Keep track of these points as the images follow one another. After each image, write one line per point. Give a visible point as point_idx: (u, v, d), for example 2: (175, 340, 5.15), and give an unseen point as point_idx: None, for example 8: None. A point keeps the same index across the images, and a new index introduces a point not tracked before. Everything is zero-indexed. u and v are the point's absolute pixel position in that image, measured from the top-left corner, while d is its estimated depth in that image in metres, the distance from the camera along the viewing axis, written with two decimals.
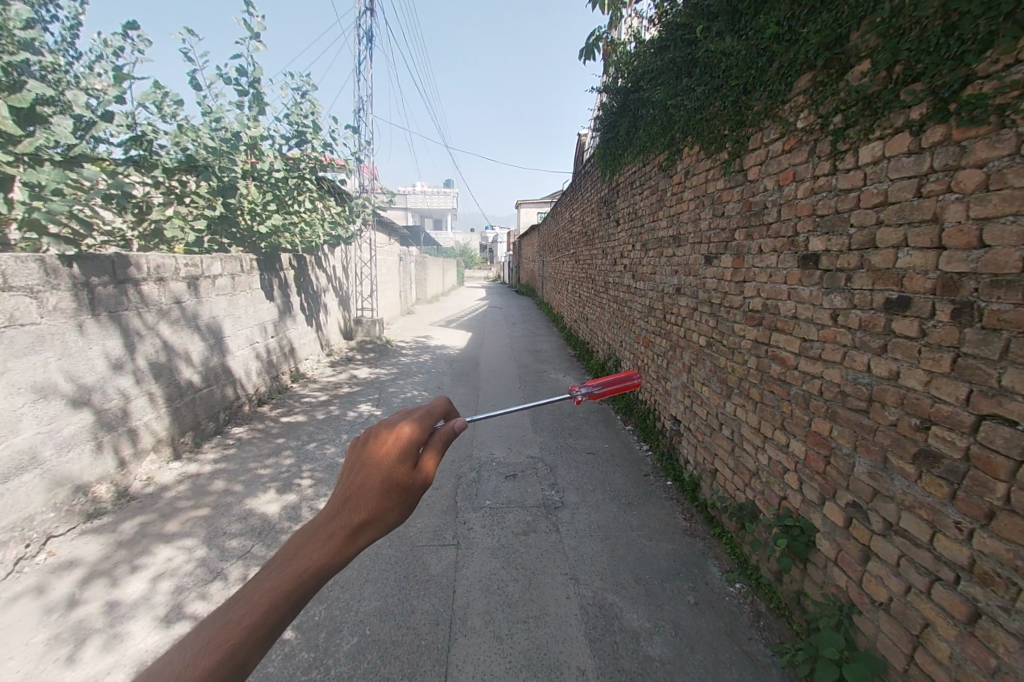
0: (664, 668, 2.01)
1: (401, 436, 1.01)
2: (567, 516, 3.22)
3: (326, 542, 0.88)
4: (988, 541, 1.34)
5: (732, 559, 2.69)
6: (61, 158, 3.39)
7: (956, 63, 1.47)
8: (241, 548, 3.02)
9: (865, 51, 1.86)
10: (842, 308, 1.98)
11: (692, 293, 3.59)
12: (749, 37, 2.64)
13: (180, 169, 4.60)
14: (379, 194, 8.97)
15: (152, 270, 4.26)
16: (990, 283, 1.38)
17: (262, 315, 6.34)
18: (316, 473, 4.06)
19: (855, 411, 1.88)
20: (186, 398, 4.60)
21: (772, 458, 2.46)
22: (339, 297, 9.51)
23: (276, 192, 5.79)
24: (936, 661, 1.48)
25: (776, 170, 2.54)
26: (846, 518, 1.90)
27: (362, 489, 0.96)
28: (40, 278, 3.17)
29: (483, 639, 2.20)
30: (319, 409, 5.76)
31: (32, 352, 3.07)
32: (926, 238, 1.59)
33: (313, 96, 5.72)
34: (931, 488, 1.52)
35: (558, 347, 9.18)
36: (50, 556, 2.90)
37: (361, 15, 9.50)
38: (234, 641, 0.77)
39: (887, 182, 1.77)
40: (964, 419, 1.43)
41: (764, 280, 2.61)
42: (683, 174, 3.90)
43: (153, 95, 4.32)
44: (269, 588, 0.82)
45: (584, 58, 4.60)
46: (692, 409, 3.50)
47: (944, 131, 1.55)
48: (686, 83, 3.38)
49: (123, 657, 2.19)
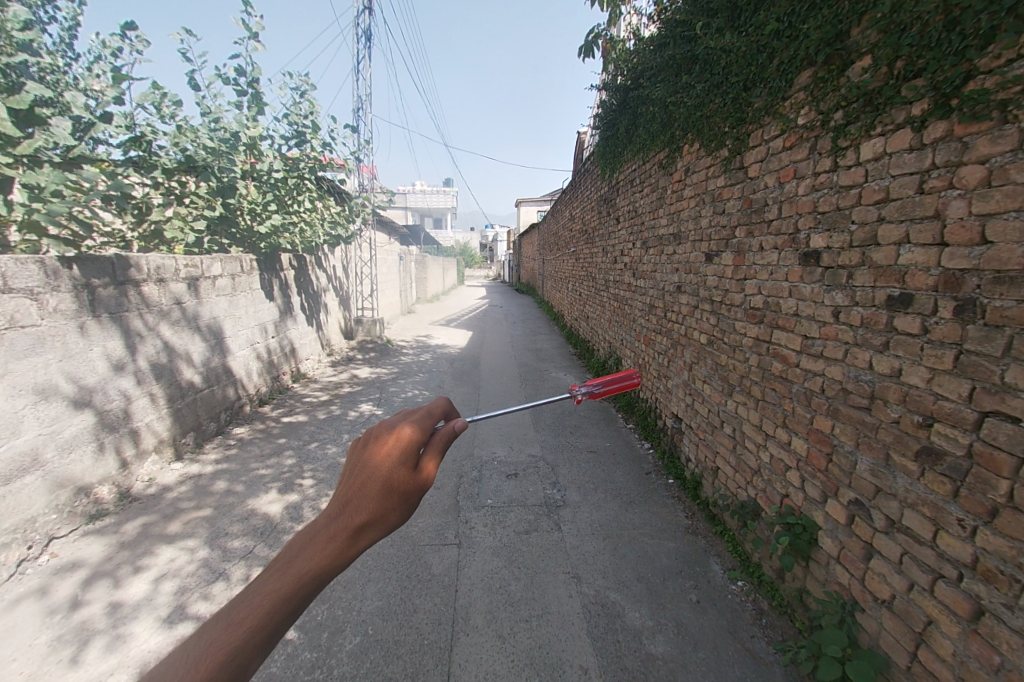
0: (666, 666, 2.01)
1: (401, 437, 1.01)
2: (569, 515, 3.22)
3: (327, 544, 0.88)
4: (992, 539, 1.33)
5: (734, 557, 2.69)
6: (60, 159, 3.39)
7: (958, 58, 1.46)
8: (243, 549, 3.02)
9: (866, 47, 1.85)
10: (844, 305, 1.97)
11: (692, 291, 3.59)
12: (749, 34, 2.63)
13: (179, 169, 4.60)
14: (379, 194, 8.96)
15: (152, 270, 4.25)
16: (992, 280, 1.38)
17: (262, 315, 6.34)
18: (317, 473, 4.06)
19: (857, 409, 1.88)
20: (187, 399, 4.60)
21: (774, 455, 2.46)
22: (339, 296, 9.51)
23: (276, 192, 5.79)
24: (939, 659, 1.48)
25: (776, 168, 2.54)
26: (848, 515, 1.89)
27: (362, 490, 0.96)
28: (41, 279, 3.17)
29: (485, 638, 2.20)
30: (320, 409, 5.76)
31: (33, 354, 3.07)
32: (928, 235, 1.59)
33: (312, 96, 5.71)
34: (934, 486, 1.52)
35: (558, 346, 9.17)
36: (52, 558, 2.91)
37: (359, 14, 9.49)
38: (235, 644, 0.77)
39: (888, 179, 1.77)
40: (967, 416, 1.42)
41: (765, 278, 2.60)
42: (683, 172, 3.89)
43: (151, 95, 4.32)
44: (269, 591, 0.82)
45: (583, 56, 4.58)
46: (693, 407, 3.49)
47: (945, 127, 1.54)
48: (685, 81, 3.38)
49: (126, 658, 2.19)
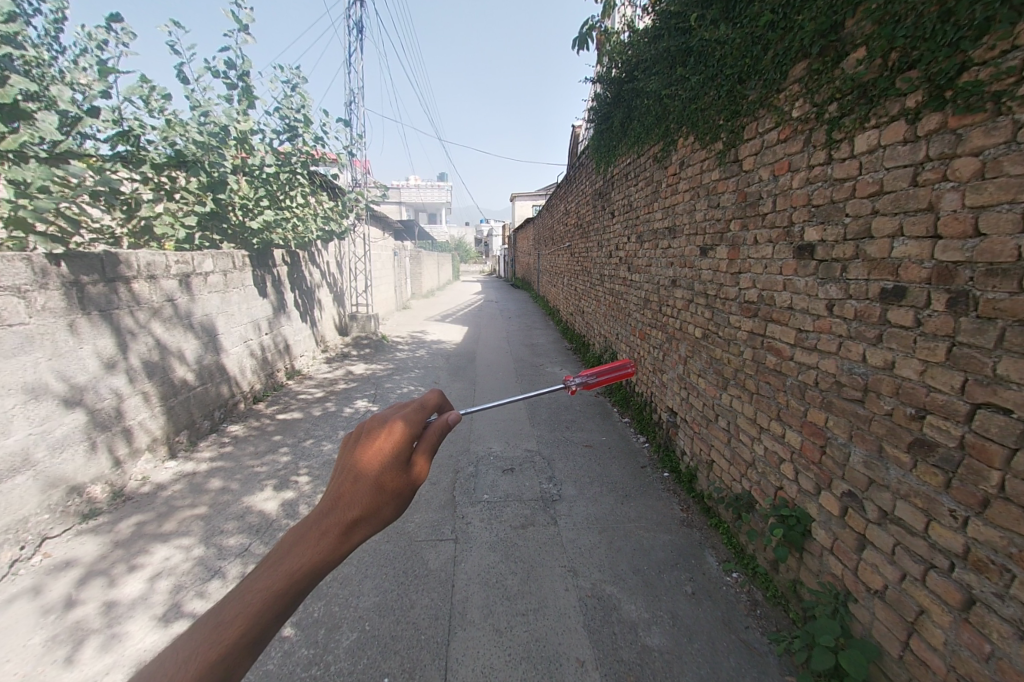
0: (662, 658, 2.03)
1: (394, 431, 1.01)
2: (565, 509, 3.22)
3: (321, 538, 0.87)
4: (982, 529, 1.35)
5: (728, 548, 2.71)
6: (46, 155, 3.32)
7: (952, 50, 1.46)
8: (238, 546, 3.01)
9: (861, 38, 1.84)
10: (837, 298, 1.98)
11: (687, 284, 3.59)
12: (744, 26, 2.62)
13: (169, 165, 4.54)
14: (372, 189, 8.87)
15: (143, 267, 4.19)
16: (985, 272, 1.38)
17: (255, 312, 6.28)
18: (312, 470, 4.04)
19: (851, 401, 1.89)
20: (180, 397, 4.56)
21: (768, 448, 2.47)
22: (334, 293, 9.44)
23: (268, 187, 5.68)
24: (930, 648, 1.50)
25: (771, 161, 2.53)
26: (841, 507, 1.91)
27: (354, 486, 0.95)
28: (28, 277, 3.12)
29: (482, 632, 2.21)
30: (315, 407, 5.73)
31: (22, 353, 3.02)
32: (922, 227, 1.59)
33: (303, 89, 5.63)
34: (927, 477, 1.53)
35: (555, 341, 9.16)
36: (45, 558, 2.88)
37: (351, 5, 9.34)
38: (226, 644, 0.75)
39: (882, 172, 1.77)
40: (959, 408, 1.43)
41: (760, 271, 2.60)
42: (678, 166, 3.88)
43: (139, 89, 4.24)
44: (261, 588, 0.80)
45: (577, 49, 4.54)
46: (688, 401, 3.50)
47: (939, 119, 1.53)
48: (680, 73, 3.35)
49: (121, 657, 2.18)
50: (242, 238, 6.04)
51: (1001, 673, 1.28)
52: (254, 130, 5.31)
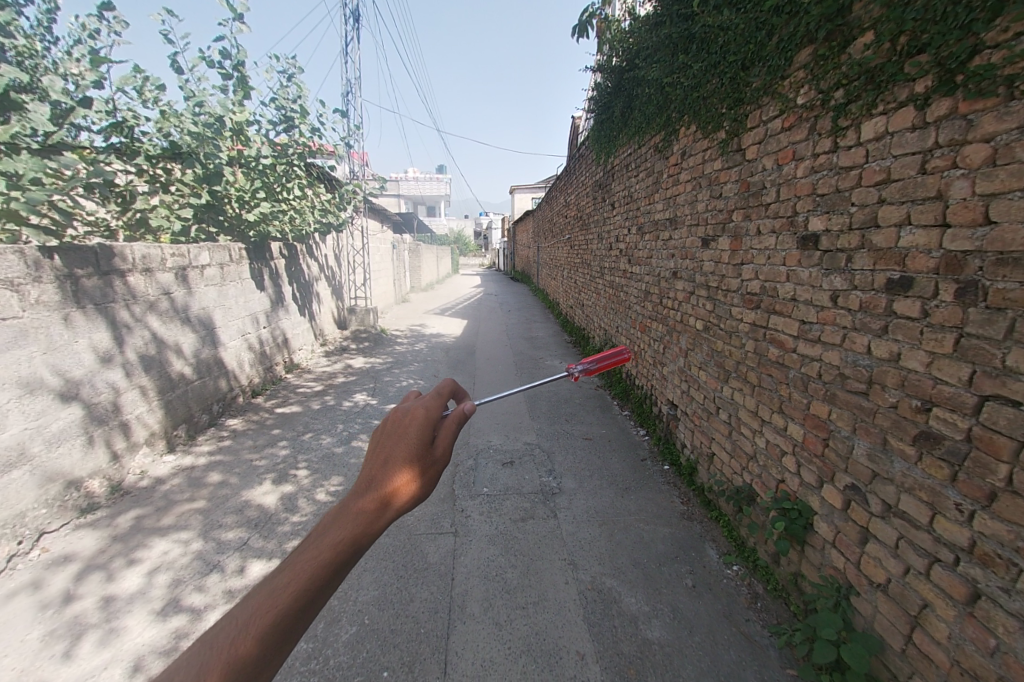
0: (662, 650, 2.02)
1: (417, 414, 1.04)
2: (565, 502, 3.21)
3: (357, 515, 0.89)
4: (989, 523, 1.33)
5: (729, 541, 2.70)
6: (38, 146, 3.23)
7: (963, 33, 1.41)
8: (237, 540, 3.00)
9: (869, 22, 1.79)
10: (842, 289, 1.95)
11: (689, 276, 3.55)
12: (747, 11, 2.56)
13: (164, 157, 4.45)
14: (370, 181, 8.78)
15: (138, 260, 4.14)
16: (995, 261, 1.34)
17: (253, 305, 6.24)
18: (311, 463, 4.02)
19: (854, 393, 1.86)
20: (177, 391, 4.53)
21: (769, 440, 2.45)
22: (332, 286, 9.39)
23: (264, 179, 5.60)
24: (934, 642, 1.49)
25: (775, 150, 2.48)
26: (844, 500, 1.89)
27: (384, 468, 0.97)
28: (21, 270, 3.07)
29: (482, 624, 2.20)
30: (314, 400, 5.70)
31: (16, 346, 2.99)
32: (930, 216, 1.55)
33: (299, 79, 5.55)
34: (932, 470, 1.51)
35: (555, 334, 9.12)
36: (42, 552, 2.86)
37: None
38: (275, 614, 0.79)
39: (889, 159, 1.72)
40: (966, 401, 1.41)
41: (763, 262, 2.56)
42: (679, 156, 3.82)
43: (133, 79, 4.16)
44: (304, 561, 0.84)
45: (577, 37, 4.46)
46: (688, 393, 3.48)
47: (949, 105, 1.49)
48: (681, 61, 3.29)
49: (118, 652, 2.17)
50: (238, 230, 5.98)
51: (1006, 668, 1.27)
52: (249, 121, 5.23)
